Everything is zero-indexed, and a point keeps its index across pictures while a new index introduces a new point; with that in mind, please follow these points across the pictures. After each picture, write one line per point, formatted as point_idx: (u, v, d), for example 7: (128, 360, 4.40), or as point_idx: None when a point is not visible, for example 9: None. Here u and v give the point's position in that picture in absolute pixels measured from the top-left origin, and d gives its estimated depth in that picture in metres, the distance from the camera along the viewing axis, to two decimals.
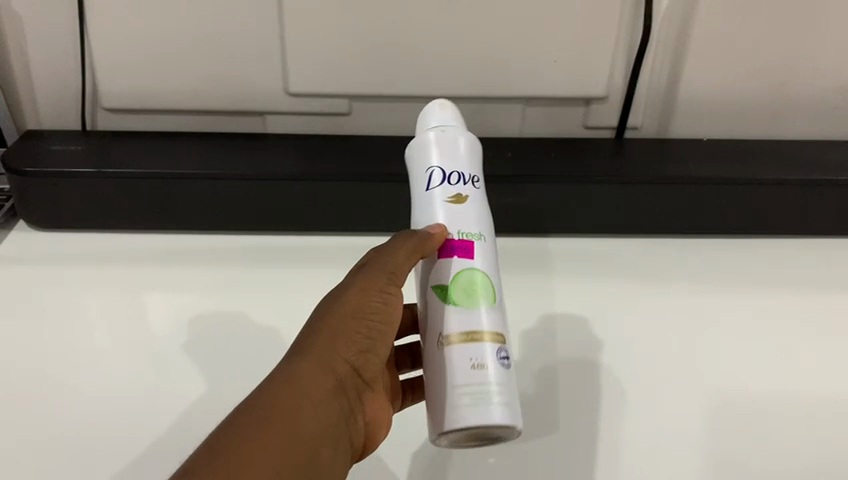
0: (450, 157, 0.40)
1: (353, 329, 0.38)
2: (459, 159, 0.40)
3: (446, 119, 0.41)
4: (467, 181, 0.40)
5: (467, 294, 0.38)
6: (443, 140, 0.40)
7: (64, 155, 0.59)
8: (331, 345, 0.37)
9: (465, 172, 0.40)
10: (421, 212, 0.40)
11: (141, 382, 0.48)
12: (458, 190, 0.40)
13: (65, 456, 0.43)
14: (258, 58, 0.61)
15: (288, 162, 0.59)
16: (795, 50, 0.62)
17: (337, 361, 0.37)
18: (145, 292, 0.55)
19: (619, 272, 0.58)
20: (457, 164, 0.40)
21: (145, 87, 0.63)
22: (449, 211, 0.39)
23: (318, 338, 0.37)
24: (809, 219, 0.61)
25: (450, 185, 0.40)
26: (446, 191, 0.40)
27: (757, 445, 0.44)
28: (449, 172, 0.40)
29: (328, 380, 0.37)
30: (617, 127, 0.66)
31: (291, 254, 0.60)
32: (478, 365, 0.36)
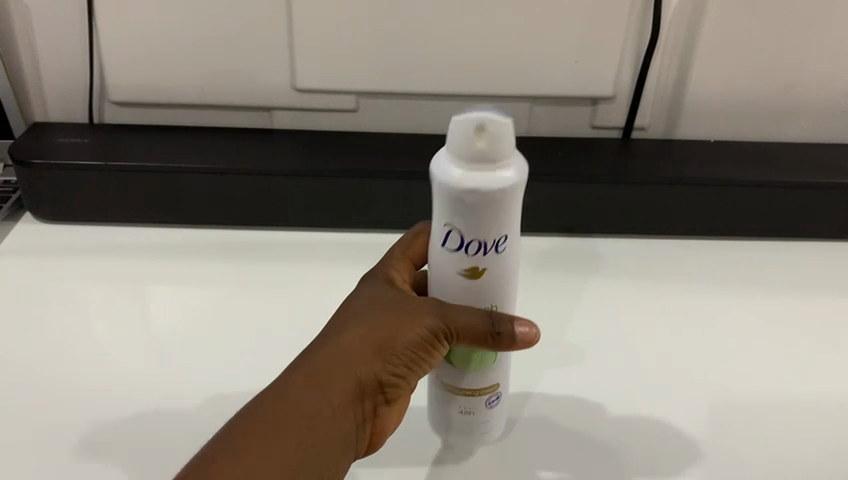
0: (472, 222, 0.33)
1: (389, 353, 0.36)
2: (485, 227, 0.33)
3: (480, 162, 0.32)
4: (487, 249, 0.34)
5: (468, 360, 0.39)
6: (466, 205, 0.33)
7: (72, 148, 0.59)
8: (362, 360, 0.36)
9: (489, 240, 0.34)
10: (436, 260, 0.36)
11: (144, 373, 0.48)
12: (476, 261, 0.35)
13: (61, 442, 0.43)
14: (264, 55, 0.61)
15: (294, 157, 0.59)
16: (800, 53, 0.62)
17: (362, 372, 0.36)
18: (152, 285, 0.56)
19: (627, 272, 0.58)
20: (480, 232, 0.34)
21: (155, 81, 0.63)
22: (462, 281, 0.36)
23: (350, 347, 0.36)
24: (818, 220, 0.60)
25: (469, 254, 0.35)
26: (463, 261, 0.35)
27: (759, 444, 0.44)
28: (468, 238, 0.34)
29: (350, 396, 0.35)
30: (625, 127, 0.66)
31: (296, 249, 0.60)
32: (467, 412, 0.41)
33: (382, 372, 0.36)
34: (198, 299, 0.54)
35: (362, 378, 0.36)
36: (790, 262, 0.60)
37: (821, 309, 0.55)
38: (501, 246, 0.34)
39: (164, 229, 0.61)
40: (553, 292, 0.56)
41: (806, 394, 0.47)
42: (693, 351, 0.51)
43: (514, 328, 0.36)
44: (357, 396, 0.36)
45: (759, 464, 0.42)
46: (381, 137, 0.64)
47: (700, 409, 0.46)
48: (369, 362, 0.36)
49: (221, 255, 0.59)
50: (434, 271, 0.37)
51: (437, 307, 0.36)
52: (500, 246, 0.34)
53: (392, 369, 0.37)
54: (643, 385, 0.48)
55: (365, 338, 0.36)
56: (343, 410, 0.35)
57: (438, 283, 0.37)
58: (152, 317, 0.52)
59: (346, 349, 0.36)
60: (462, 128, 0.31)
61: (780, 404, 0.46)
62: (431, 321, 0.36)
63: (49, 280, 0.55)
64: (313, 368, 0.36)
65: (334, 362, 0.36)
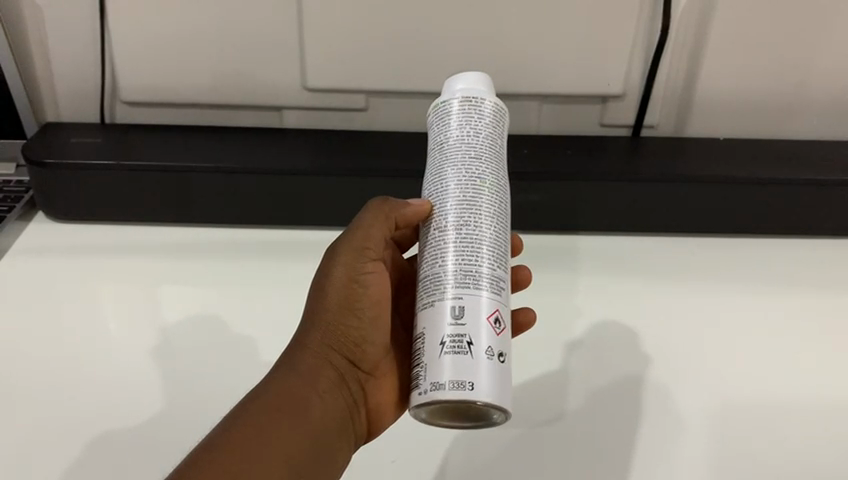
0: (440, 126, 0.39)
1: (341, 316, 0.38)
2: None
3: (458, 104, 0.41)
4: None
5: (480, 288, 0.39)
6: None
7: (84, 147, 0.60)
8: (324, 337, 0.38)
9: (438, 145, 0.39)
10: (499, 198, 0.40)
11: (153, 372, 0.48)
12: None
13: (72, 442, 0.44)
14: (275, 55, 0.62)
15: (303, 156, 0.60)
16: (809, 51, 0.62)
17: (323, 318, 0.39)
18: (164, 283, 0.56)
19: (637, 270, 0.58)
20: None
21: (167, 81, 0.63)
22: None
23: (313, 330, 0.39)
24: (827, 217, 0.60)
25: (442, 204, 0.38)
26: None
27: (762, 447, 0.44)
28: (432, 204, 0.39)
29: (325, 375, 0.38)
30: (634, 124, 0.66)
31: (307, 247, 0.60)
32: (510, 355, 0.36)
33: (343, 342, 0.39)
34: (206, 298, 0.55)
35: (323, 352, 0.38)
36: (799, 260, 0.60)
37: (828, 306, 0.55)
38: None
39: (175, 228, 0.62)
40: (562, 291, 0.56)
41: (808, 395, 0.48)
42: (698, 348, 0.51)
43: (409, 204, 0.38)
44: (330, 371, 0.38)
45: (761, 472, 0.43)
46: (390, 136, 0.64)
47: (705, 412, 0.46)
48: (327, 336, 0.38)
49: (231, 253, 0.59)
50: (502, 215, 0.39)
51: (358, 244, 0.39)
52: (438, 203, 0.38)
53: (348, 333, 0.39)
54: (651, 384, 0.48)
55: (317, 315, 0.39)
56: (322, 388, 0.37)
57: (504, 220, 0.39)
58: (166, 318, 0.53)
59: (311, 335, 0.38)
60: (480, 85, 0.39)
61: (784, 405, 0.47)
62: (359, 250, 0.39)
63: (60, 281, 0.56)
64: (295, 343, 0.39)
65: (307, 348, 0.38)
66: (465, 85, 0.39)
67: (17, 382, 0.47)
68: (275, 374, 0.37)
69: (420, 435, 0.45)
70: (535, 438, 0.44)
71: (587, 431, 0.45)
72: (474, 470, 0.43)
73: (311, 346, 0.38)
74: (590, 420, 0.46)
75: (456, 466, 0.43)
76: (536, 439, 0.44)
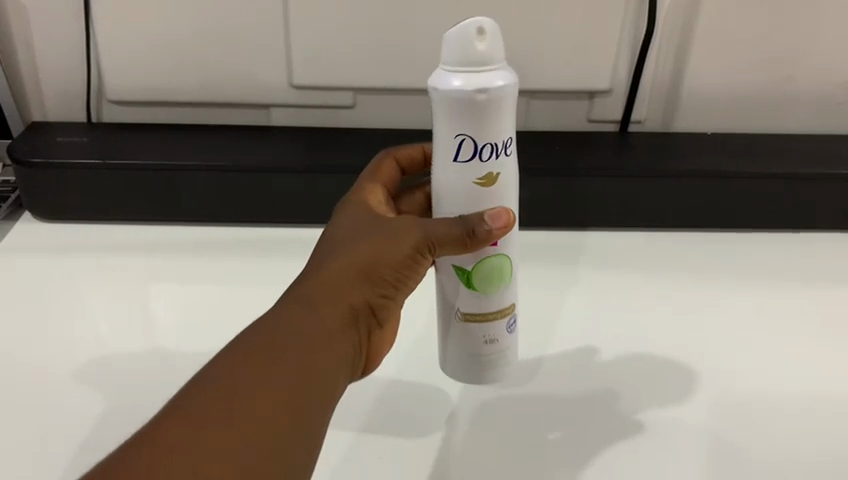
0: (459, 111, 0.36)
1: (382, 271, 0.38)
2: (495, 129, 0.36)
3: (488, 62, 0.35)
4: (499, 154, 0.37)
5: (492, 277, 0.40)
6: (479, 106, 0.35)
7: (71, 146, 0.60)
8: (355, 280, 0.37)
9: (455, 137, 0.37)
10: (446, 181, 0.38)
11: (140, 372, 0.48)
12: (490, 166, 0.37)
13: (57, 437, 0.43)
14: (261, 52, 0.61)
15: (290, 154, 0.59)
16: (795, 43, 0.62)
17: (365, 268, 0.37)
18: (155, 283, 0.56)
19: (625, 266, 0.58)
20: (489, 134, 0.36)
21: (153, 79, 0.63)
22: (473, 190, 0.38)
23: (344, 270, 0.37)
24: (813, 211, 0.61)
25: (483, 161, 0.37)
26: (477, 172, 0.37)
27: (750, 434, 0.44)
28: (481, 143, 0.37)
29: (344, 317, 0.37)
30: (621, 120, 0.66)
31: (295, 245, 0.60)
32: (491, 341, 0.42)
33: (372, 292, 0.38)
34: (192, 297, 0.54)
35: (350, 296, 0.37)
36: (787, 254, 0.60)
37: (817, 299, 0.55)
38: (508, 148, 0.38)
39: (162, 227, 0.61)
40: (550, 287, 0.56)
41: (808, 389, 0.47)
42: (690, 344, 0.51)
43: (487, 224, 0.38)
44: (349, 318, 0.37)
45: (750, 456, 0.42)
46: (378, 133, 0.64)
47: (693, 402, 0.46)
48: (358, 281, 0.37)
49: (218, 253, 0.59)
50: (443, 194, 0.39)
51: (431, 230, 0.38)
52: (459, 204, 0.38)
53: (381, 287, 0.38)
54: (642, 376, 0.48)
55: (357, 260, 0.37)
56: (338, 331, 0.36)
57: (450, 206, 0.39)
58: (154, 316, 0.53)
59: (343, 274, 0.37)
60: (461, 36, 0.34)
61: (783, 397, 0.46)
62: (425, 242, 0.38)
63: (45, 280, 0.55)
64: (326, 279, 0.37)
65: (335, 285, 0.37)
66: (494, 58, 0.35)
67: (4, 382, 0.47)
68: (298, 310, 0.35)
69: (405, 415, 0.45)
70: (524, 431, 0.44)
71: (584, 421, 0.45)
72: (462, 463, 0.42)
73: (340, 284, 0.37)
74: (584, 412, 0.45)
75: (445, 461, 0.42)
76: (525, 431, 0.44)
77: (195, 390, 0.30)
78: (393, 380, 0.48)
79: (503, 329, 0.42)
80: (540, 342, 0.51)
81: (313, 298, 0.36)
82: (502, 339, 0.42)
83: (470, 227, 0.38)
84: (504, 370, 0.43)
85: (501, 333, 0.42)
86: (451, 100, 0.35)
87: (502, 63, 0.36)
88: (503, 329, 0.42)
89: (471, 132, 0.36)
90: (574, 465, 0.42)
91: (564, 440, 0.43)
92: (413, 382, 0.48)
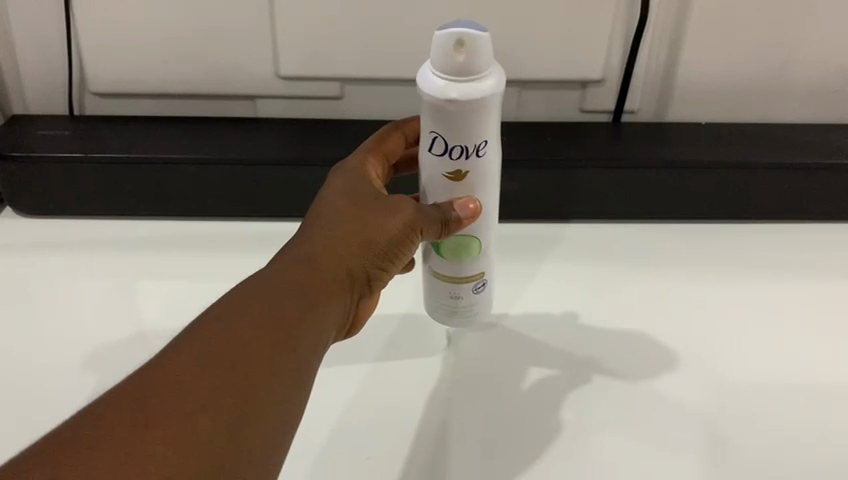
0: (436, 112, 0.38)
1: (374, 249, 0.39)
2: (464, 133, 0.39)
3: (464, 75, 0.37)
4: (470, 154, 0.40)
5: (456, 250, 0.44)
6: (449, 113, 0.38)
7: (52, 139, 0.58)
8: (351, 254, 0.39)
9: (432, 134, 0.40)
10: (422, 166, 0.42)
11: (127, 371, 0.47)
12: (459, 165, 0.40)
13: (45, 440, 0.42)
14: (246, 42, 0.60)
15: (277, 146, 0.58)
16: (791, 31, 0.61)
17: (360, 244, 0.39)
18: (140, 280, 0.55)
19: (619, 258, 0.58)
20: (460, 137, 0.39)
21: (136, 70, 0.62)
22: (448, 183, 0.41)
23: (337, 245, 0.38)
24: (809, 202, 0.60)
25: (454, 159, 0.40)
26: (447, 167, 0.41)
27: (748, 431, 0.43)
28: (453, 143, 0.39)
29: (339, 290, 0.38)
30: (614, 110, 0.65)
31: (284, 238, 0.59)
32: (456, 297, 0.45)
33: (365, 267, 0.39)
34: (180, 294, 0.53)
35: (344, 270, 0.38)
36: (782, 244, 0.59)
37: (814, 290, 0.54)
38: (482, 151, 0.40)
39: (149, 221, 0.60)
40: (544, 280, 0.55)
41: (809, 380, 0.47)
42: (689, 336, 0.50)
43: (457, 213, 0.41)
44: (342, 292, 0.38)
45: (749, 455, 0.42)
46: (367, 124, 0.63)
47: (692, 397, 0.45)
48: (352, 255, 0.39)
49: (205, 248, 0.58)
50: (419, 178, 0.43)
51: (414, 210, 0.40)
52: (432, 193, 0.42)
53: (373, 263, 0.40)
54: (642, 370, 0.47)
55: (351, 235, 0.39)
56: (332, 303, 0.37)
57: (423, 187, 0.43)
58: (143, 313, 0.51)
59: (335, 248, 0.38)
60: (443, 44, 0.36)
61: (783, 388, 0.46)
62: (409, 220, 0.40)
63: (30, 278, 0.54)
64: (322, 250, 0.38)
65: (331, 257, 0.38)
66: (475, 66, 0.37)
67: None
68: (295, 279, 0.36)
69: (388, 386, 0.46)
70: (516, 429, 0.43)
71: (577, 416, 0.44)
72: (453, 464, 0.42)
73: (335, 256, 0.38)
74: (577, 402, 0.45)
75: (437, 463, 0.42)
76: (518, 429, 0.44)
77: (185, 349, 0.32)
78: (374, 369, 0.47)
79: (470, 289, 0.45)
80: (503, 310, 0.52)
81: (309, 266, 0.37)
82: (467, 298, 0.46)
83: (444, 213, 0.41)
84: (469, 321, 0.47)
85: (467, 292, 0.45)
86: (428, 102, 0.38)
87: (485, 73, 0.37)
88: (472, 288, 0.45)
89: (443, 132, 0.39)
90: (561, 406, 0.45)
91: (547, 381, 0.46)
92: (396, 370, 0.47)
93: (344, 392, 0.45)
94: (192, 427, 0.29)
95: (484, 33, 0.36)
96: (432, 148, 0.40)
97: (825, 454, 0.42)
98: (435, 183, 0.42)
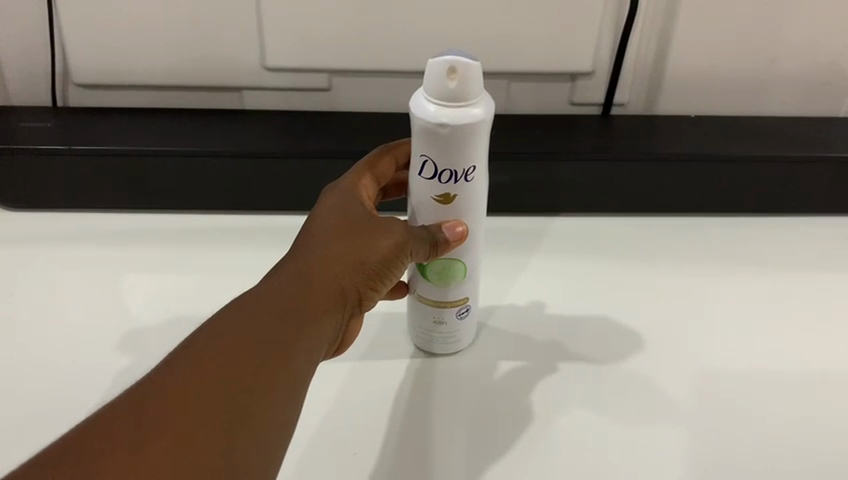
0: (426, 138, 0.38)
1: (366, 269, 0.38)
2: (455, 157, 0.38)
3: (456, 100, 0.36)
4: (459, 179, 0.39)
5: (441, 275, 0.43)
6: (441, 137, 0.37)
7: (36, 131, 0.57)
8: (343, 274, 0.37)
9: (421, 158, 0.39)
10: (412, 188, 0.41)
11: (111, 361, 0.46)
12: (449, 188, 0.40)
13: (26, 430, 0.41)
14: (233, 33, 0.59)
15: (264, 138, 0.58)
16: (781, 24, 0.61)
17: (351, 265, 0.38)
18: (128, 273, 0.54)
19: (609, 251, 0.58)
20: (450, 162, 0.38)
21: (121, 61, 0.61)
22: (436, 205, 0.40)
23: (329, 264, 0.37)
24: (798, 195, 0.60)
25: (442, 183, 0.39)
26: (435, 190, 0.40)
27: (739, 418, 0.43)
28: (441, 168, 0.39)
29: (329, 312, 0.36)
30: (604, 103, 0.65)
31: (273, 232, 0.58)
32: (439, 321, 0.45)
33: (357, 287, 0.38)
34: (166, 286, 0.53)
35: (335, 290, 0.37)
36: (771, 237, 0.59)
37: (803, 282, 0.54)
38: (472, 175, 0.40)
39: (135, 215, 0.60)
40: (534, 274, 0.55)
41: (804, 371, 0.46)
42: (679, 326, 0.50)
43: (444, 234, 0.41)
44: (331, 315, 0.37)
45: (741, 441, 0.42)
46: (355, 117, 0.62)
47: (682, 385, 0.45)
48: (344, 274, 0.37)
49: (193, 241, 0.57)
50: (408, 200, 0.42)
51: (405, 233, 0.40)
52: (420, 216, 0.41)
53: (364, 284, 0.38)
54: (633, 360, 0.47)
55: (344, 254, 0.38)
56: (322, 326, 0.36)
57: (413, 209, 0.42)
58: (129, 305, 0.51)
59: (327, 267, 0.37)
60: (435, 70, 0.36)
61: (779, 378, 0.46)
62: (401, 240, 0.39)
63: (13, 270, 0.53)
64: (313, 270, 0.37)
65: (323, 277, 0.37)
66: (467, 94, 0.36)
67: None
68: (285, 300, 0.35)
69: (374, 376, 0.46)
70: (507, 417, 0.43)
71: (570, 408, 0.43)
72: (442, 450, 0.41)
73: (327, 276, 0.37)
74: (566, 397, 0.44)
75: (428, 451, 0.41)
76: (508, 416, 0.43)
77: (172, 374, 0.30)
78: (362, 362, 0.47)
79: (453, 314, 0.45)
80: (492, 301, 0.53)
81: (300, 287, 0.36)
82: (451, 323, 0.45)
83: (433, 236, 0.40)
84: (453, 342, 0.47)
85: (450, 316, 0.45)
86: (418, 128, 0.38)
87: (477, 101, 0.37)
88: (455, 314, 0.45)
89: (433, 158, 0.39)
90: (532, 393, 0.45)
91: (518, 372, 0.46)
92: (384, 363, 0.47)
93: (333, 386, 0.45)
94: (173, 465, 0.28)
95: (475, 62, 0.36)
96: (421, 171, 0.40)
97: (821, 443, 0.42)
98: (423, 206, 0.41)
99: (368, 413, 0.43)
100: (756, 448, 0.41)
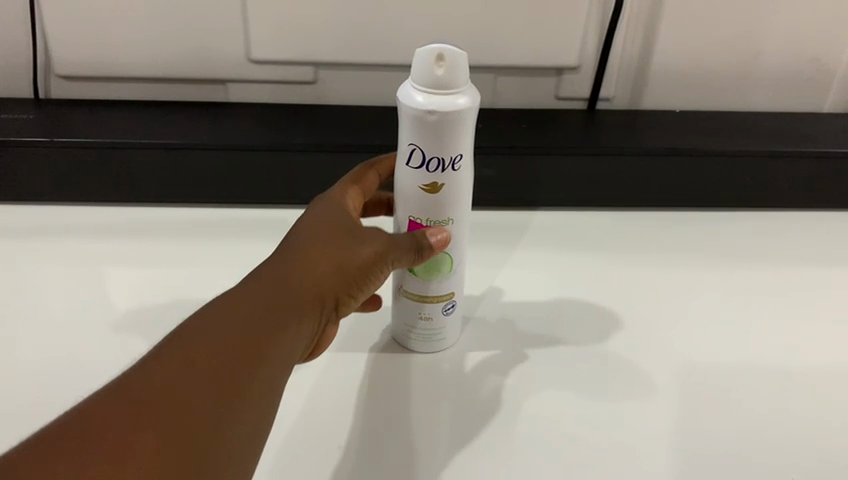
0: (411, 125, 0.38)
1: (349, 275, 0.38)
2: (443, 145, 0.38)
3: (441, 87, 0.36)
4: (446, 167, 0.39)
5: (427, 268, 0.43)
6: (427, 124, 0.37)
7: (18, 123, 0.56)
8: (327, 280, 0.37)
9: (407, 147, 0.39)
10: (399, 179, 0.41)
11: (91, 354, 0.46)
12: (436, 177, 0.40)
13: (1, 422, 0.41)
14: (218, 25, 0.59)
15: (249, 131, 0.57)
16: (765, 19, 0.61)
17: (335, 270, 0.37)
18: (111, 265, 0.54)
19: (594, 244, 0.58)
20: (436, 150, 0.38)
21: (104, 53, 0.60)
22: (424, 195, 0.40)
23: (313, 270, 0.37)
24: (781, 190, 0.60)
25: (430, 172, 0.39)
26: (423, 180, 0.40)
27: (722, 409, 0.43)
28: (429, 155, 0.39)
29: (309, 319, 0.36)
30: (590, 97, 0.65)
31: (257, 225, 0.58)
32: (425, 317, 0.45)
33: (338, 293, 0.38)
34: (149, 279, 0.52)
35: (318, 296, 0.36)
36: (754, 231, 0.60)
37: (786, 276, 0.55)
38: (459, 164, 0.39)
39: (120, 207, 0.59)
40: (519, 267, 0.55)
41: (791, 364, 0.47)
42: (663, 320, 0.50)
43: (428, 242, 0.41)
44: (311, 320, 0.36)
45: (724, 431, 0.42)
46: (341, 110, 0.62)
47: (666, 378, 0.45)
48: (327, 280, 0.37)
49: (177, 234, 0.57)
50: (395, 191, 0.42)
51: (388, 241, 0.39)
52: (408, 206, 0.41)
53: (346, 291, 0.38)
54: (617, 353, 0.47)
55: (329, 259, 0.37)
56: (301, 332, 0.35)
57: (399, 203, 0.42)
58: (110, 299, 0.50)
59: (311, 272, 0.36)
60: (420, 57, 0.36)
61: (764, 370, 0.46)
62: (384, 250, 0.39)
63: None
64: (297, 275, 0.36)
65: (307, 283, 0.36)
66: (451, 81, 0.36)
67: None
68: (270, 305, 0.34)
69: (359, 367, 0.46)
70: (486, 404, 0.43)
71: (553, 399, 0.43)
72: (423, 435, 0.41)
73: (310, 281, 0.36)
74: (546, 387, 0.44)
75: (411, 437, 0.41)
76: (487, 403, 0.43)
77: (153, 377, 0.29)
78: (345, 353, 0.47)
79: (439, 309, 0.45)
80: (476, 291, 0.53)
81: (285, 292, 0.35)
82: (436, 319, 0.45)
83: (417, 244, 0.40)
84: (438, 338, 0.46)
85: (436, 313, 0.45)
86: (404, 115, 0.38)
87: (462, 88, 0.37)
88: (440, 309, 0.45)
89: (418, 146, 0.38)
90: (507, 381, 0.45)
91: (491, 361, 0.46)
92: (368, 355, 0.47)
93: (316, 377, 0.45)
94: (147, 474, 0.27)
95: (459, 49, 0.36)
96: (408, 160, 0.39)
97: (803, 433, 0.42)
98: (410, 197, 0.41)
99: (352, 401, 0.43)
100: (743, 440, 0.41)
